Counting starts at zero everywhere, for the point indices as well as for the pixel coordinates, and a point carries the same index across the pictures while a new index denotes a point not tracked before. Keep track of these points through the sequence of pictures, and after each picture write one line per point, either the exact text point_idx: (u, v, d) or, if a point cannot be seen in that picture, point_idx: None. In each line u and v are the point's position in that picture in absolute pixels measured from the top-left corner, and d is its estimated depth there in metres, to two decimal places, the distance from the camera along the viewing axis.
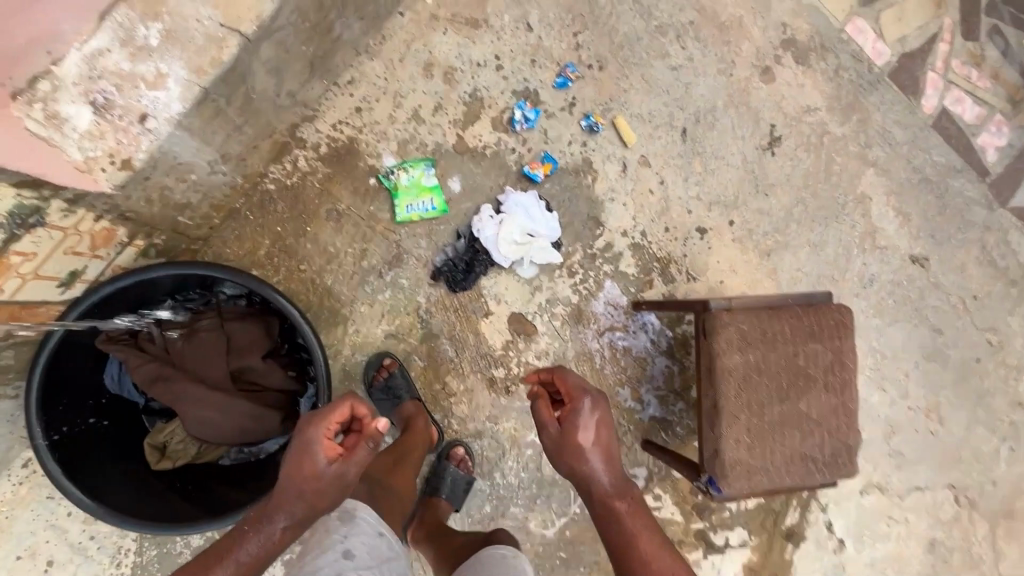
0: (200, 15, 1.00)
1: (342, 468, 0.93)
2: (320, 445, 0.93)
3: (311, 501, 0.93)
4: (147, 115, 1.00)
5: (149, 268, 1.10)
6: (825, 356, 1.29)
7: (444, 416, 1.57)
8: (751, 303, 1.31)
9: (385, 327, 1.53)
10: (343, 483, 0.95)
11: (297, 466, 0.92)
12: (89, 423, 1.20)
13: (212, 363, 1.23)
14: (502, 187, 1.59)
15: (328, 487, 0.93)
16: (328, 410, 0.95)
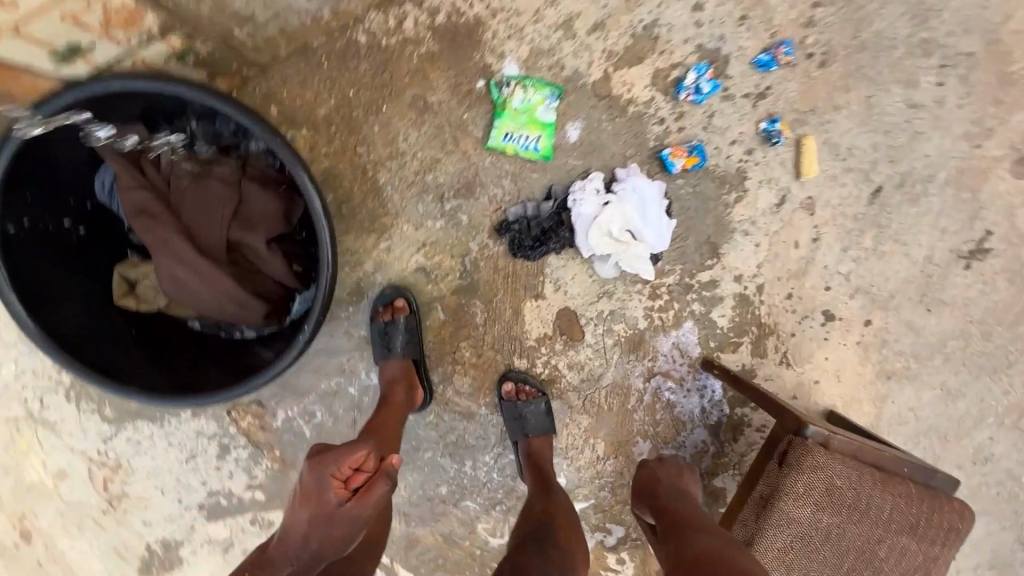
0: None
1: (353, 510, 0.90)
2: (333, 484, 0.91)
3: (325, 543, 0.91)
4: None
5: (172, 82, 0.88)
6: (913, 556, 0.98)
7: (441, 380, 1.35)
8: (855, 452, 0.98)
9: (420, 259, 1.28)
10: (358, 523, 0.91)
11: (309, 505, 0.91)
12: (61, 227, 1.04)
13: (210, 222, 1.02)
14: (626, 160, 1.24)
15: (341, 529, 0.91)
16: (344, 451, 0.93)
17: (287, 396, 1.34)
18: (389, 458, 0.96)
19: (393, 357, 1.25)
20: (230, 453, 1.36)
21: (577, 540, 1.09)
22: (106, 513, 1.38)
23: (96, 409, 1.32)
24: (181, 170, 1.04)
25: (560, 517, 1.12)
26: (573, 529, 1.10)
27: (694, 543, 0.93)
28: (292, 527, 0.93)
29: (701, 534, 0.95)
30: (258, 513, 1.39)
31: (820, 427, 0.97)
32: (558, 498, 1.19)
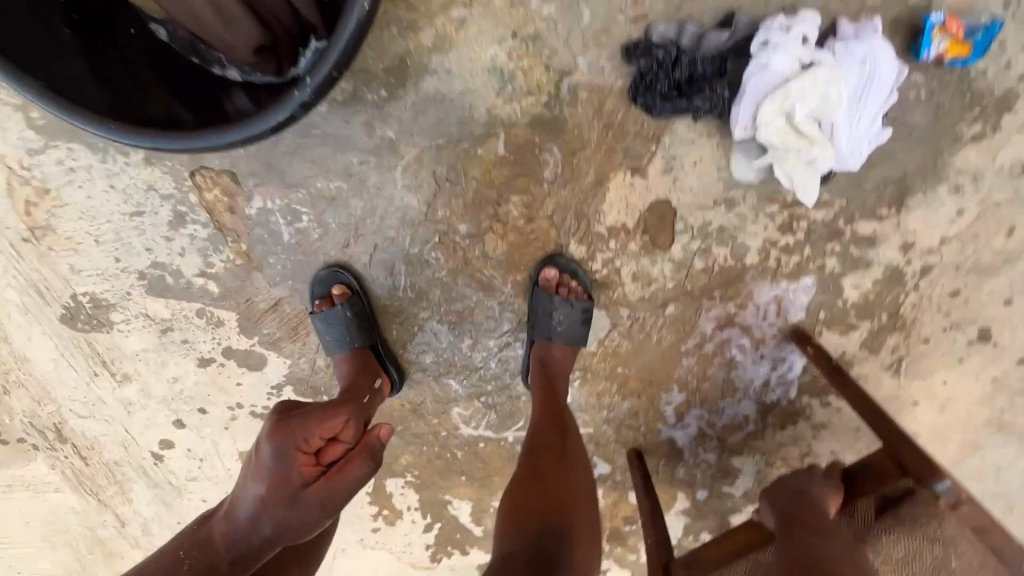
0: None
1: (323, 492, 0.73)
2: (298, 457, 0.74)
3: (280, 532, 0.73)
4: None
5: None
6: None
7: (467, 234, 1.02)
8: (982, 530, 0.73)
9: (501, 55, 0.87)
10: (328, 507, 0.74)
11: (265, 481, 0.73)
12: None
13: None
14: (860, 9, 0.79)
15: (302, 516, 0.73)
16: (318, 418, 0.77)
17: (270, 182, 1.01)
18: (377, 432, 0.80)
19: (342, 351, 1.08)
20: (184, 228, 1.07)
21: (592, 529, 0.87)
22: (26, 243, 1.12)
23: (22, 110, 0.99)
24: None
25: (578, 501, 0.87)
26: (588, 518, 0.87)
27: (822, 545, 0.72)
28: (237, 507, 0.74)
29: (826, 531, 0.75)
30: (207, 306, 1.16)
31: (958, 486, 0.73)
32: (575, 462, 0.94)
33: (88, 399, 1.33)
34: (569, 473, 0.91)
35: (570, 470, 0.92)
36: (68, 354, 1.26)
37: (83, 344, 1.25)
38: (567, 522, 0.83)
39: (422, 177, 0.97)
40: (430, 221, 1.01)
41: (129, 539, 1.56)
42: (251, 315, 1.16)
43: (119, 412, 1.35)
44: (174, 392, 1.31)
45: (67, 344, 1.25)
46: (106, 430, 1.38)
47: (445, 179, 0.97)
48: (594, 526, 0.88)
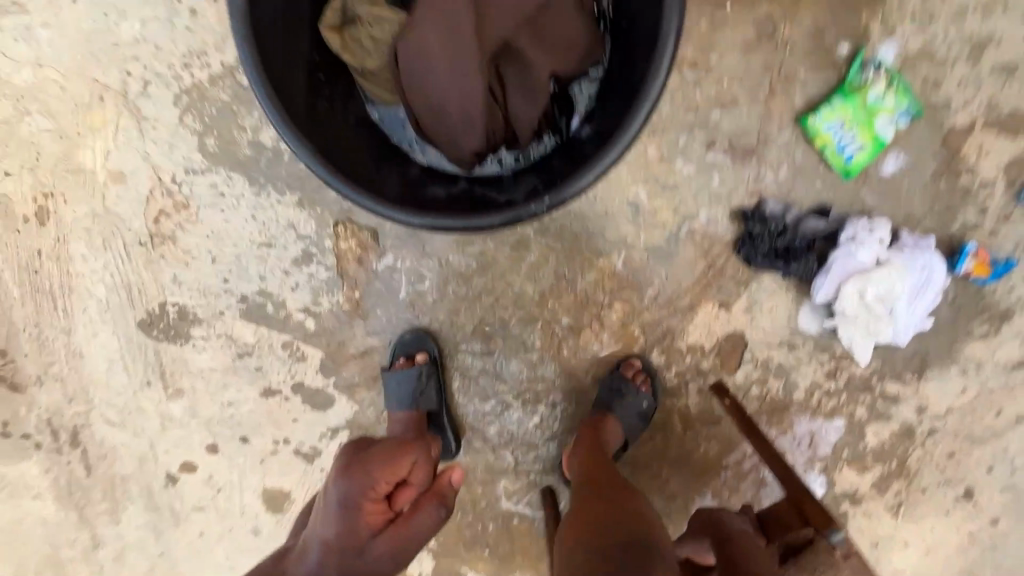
0: None
1: (393, 538, 0.76)
2: (368, 504, 0.77)
3: None
4: None
5: None
6: None
7: (567, 325, 1.15)
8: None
9: (641, 193, 1.06)
10: (397, 555, 0.76)
11: (333, 530, 0.75)
12: None
13: (506, 12, 0.78)
14: (921, 227, 1.03)
15: (372, 566, 0.75)
16: (388, 461, 0.81)
17: (407, 245, 1.12)
18: (445, 474, 0.84)
19: (411, 412, 1.15)
20: (306, 266, 1.15)
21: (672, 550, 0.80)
22: (141, 246, 1.16)
23: (198, 135, 1.07)
24: None
25: (651, 520, 0.83)
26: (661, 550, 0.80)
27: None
28: (305, 558, 0.76)
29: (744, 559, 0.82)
30: (297, 340, 1.21)
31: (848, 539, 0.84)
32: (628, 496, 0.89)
33: (127, 406, 1.30)
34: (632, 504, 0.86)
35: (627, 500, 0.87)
36: (130, 358, 1.25)
37: (151, 351, 1.24)
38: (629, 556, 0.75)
39: (544, 271, 1.12)
40: (539, 308, 1.14)
41: (94, 566, 1.41)
42: (337, 356, 1.21)
43: (152, 426, 1.31)
44: (222, 415, 1.30)
45: (134, 348, 1.24)
46: (127, 440, 1.33)
47: (563, 276, 1.12)
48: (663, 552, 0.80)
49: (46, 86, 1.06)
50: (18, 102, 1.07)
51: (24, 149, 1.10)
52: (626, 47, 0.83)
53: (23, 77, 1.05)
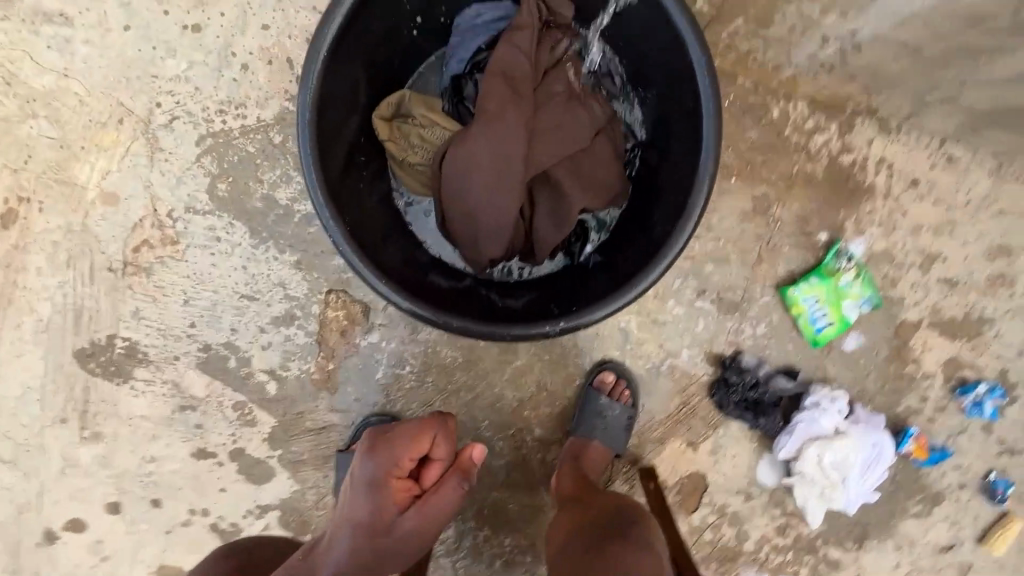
0: None
1: (421, 514, 0.75)
2: (395, 482, 0.76)
3: (379, 562, 0.73)
4: None
5: (700, 43, 0.73)
6: None
7: (539, 436, 1.14)
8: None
9: (632, 323, 1.11)
10: (424, 532, 0.75)
11: (361, 509, 0.74)
12: (413, 31, 0.89)
13: (551, 150, 0.84)
14: (871, 404, 1.13)
15: (401, 543, 0.73)
16: (412, 436, 0.78)
17: (397, 328, 1.10)
18: (468, 449, 0.81)
19: None
20: (285, 327, 1.10)
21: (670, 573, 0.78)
22: (110, 272, 1.08)
23: (212, 177, 1.05)
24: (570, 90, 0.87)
25: (645, 520, 0.85)
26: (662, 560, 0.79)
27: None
28: (333, 540, 0.74)
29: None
30: (251, 402, 1.12)
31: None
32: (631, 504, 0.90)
33: (28, 442, 1.13)
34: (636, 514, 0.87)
35: (627, 508, 0.88)
36: (54, 387, 1.11)
37: (81, 385, 1.12)
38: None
39: (528, 378, 1.12)
40: (515, 415, 1.13)
41: None
42: (290, 427, 1.13)
43: (50, 469, 1.14)
44: (139, 470, 1.15)
45: (60, 378, 1.11)
46: (14, 481, 1.14)
47: (544, 387, 1.12)
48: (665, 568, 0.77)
49: (64, 95, 1.02)
50: (27, 104, 1.02)
51: (16, 150, 1.03)
52: (648, 202, 0.91)
53: (44, 82, 1.02)
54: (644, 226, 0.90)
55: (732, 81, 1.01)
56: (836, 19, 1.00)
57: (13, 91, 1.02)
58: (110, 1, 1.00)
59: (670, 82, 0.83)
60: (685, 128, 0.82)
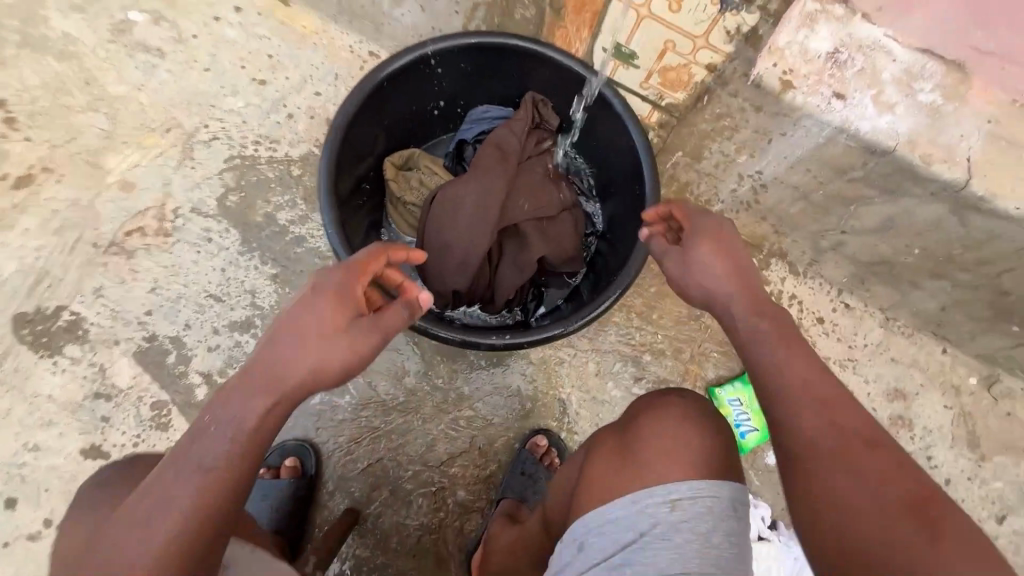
0: (961, 145, 0.86)
1: (375, 323, 0.66)
2: (348, 291, 0.67)
3: (322, 373, 0.62)
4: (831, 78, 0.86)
5: (647, 146, 0.95)
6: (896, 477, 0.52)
7: (462, 499, 1.08)
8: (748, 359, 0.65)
9: (572, 397, 1.16)
10: (376, 340, 0.66)
11: (310, 317, 0.63)
12: (435, 109, 1.12)
13: (523, 208, 1.02)
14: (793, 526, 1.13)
15: (351, 353, 0.64)
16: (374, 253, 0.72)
17: None
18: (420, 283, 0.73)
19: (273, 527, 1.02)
20: (239, 333, 1.12)
21: (766, 317, 0.65)
22: (91, 247, 1.13)
23: (226, 189, 1.18)
24: (547, 173, 1.08)
25: (644, 421, 0.79)
26: (751, 280, 0.69)
27: (826, 404, 0.57)
28: (266, 361, 0.61)
29: (798, 353, 0.61)
30: (173, 404, 1.07)
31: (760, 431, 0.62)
32: (707, 219, 0.74)
33: None
34: (719, 231, 0.73)
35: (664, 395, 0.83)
36: None
37: (3, 349, 1.07)
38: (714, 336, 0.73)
39: (463, 431, 1.11)
40: (441, 470, 1.09)
41: None
42: None
43: None
44: (15, 458, 1.03)
45: None
46: None
47: (477, 444, 1.11)
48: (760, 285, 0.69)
49: (129, 102, 1.21)
50: (94, 101, 1.20)
51: (65, 131, 1.18)
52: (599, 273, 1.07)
53: (118, 90, 1.21)
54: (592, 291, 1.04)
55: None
56: (748, 159, 1.04)
57: (88, 90, 1.21)
58: (203, 51, 1.25)
59: (626, 179, 1.04)
60: (633, 214, 1.01)
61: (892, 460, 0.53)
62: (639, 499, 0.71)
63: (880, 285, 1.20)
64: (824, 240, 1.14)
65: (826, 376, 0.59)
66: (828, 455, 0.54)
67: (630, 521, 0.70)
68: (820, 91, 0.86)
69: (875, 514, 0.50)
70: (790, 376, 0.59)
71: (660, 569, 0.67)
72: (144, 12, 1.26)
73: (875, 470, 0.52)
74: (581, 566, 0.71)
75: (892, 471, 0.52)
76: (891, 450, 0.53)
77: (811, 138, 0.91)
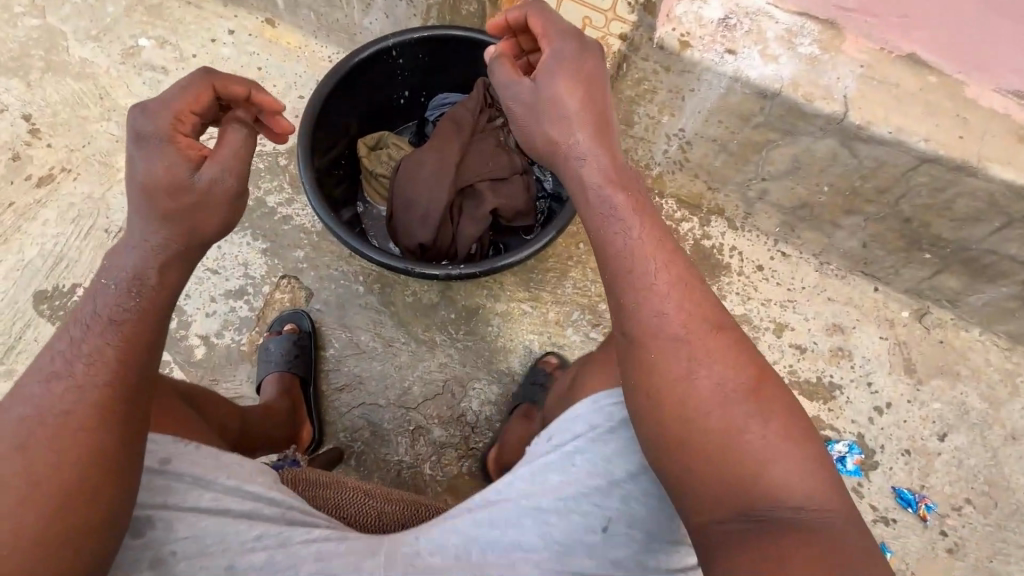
0: (836, 85, 1.02)
1: (220, 159, 0.73)
2: (183, 140, 0.73)
3: (188, 214, 0.72)
4: (723, 36, 1.02)
5: None
6: (726, 356, 0.72)
7: (437, 438, 1.19)
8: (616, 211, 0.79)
9: (536, 343, 1.27)
10: (228, 175, 0.74)
11: (153, 168, 0.71)
12: (401, 97, 1.30)
13: (477, 169, 1.17)
14: None
15: (206, 191, 0.72)
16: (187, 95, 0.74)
17: (330, 315, 1.25)
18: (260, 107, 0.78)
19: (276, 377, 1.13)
20: (233, 300, 1.25)
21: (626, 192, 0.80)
22: (103, 233, 1.28)
23: None
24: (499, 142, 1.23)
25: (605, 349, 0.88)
26: (605, 129, 0.83)
27: (679, 297, 0.74)
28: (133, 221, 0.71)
29: (659, 253, 0.76)
30: (174, 363, 1.20)
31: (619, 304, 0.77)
32: (563, 45, 0.83)
33: None
34: (581, 66, 0.83)
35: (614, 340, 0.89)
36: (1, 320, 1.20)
37: (26, 323, 1.21)
38: (553, 165, 0.86)
39: (436, 376, 1.23)
40: (417, 412, 1.20)
41: None
42: None
43: None
44: None
45: (10, 314, 1.21)
46: None
47: (449, 388, 1.22)
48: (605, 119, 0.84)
49: None
50: (107, 112, 1.38)
51: (81, 138, 1.35)
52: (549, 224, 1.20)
53: (127, 102, 1.40)
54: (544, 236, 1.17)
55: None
56: (671, 120, 1.20)
57: (101, 103, 1.39)
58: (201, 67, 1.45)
59: None
60: None
61: (725, 344, 0.73)
62: (600, 398, 0.78)
63: (808, 230, 1.33)
64: (751, 190, 1.29)
65: (682, 269, 0.76)
66: (679, 344, 0.72)
67: (588, 418, 0.77)
68: (714, 49, 1.02)
69: (714, 395, 0.70)
70: (654, 277, 0.75)
71: (607, 461, 0.74)
72: (150, 38, 1.46)
73: (716, 356, 0.72)
74: (541, 455, 0.77)
75: (726, 353, 0.72)
76: (726, 333, 0.74)
77: (714, 89, 1.07)
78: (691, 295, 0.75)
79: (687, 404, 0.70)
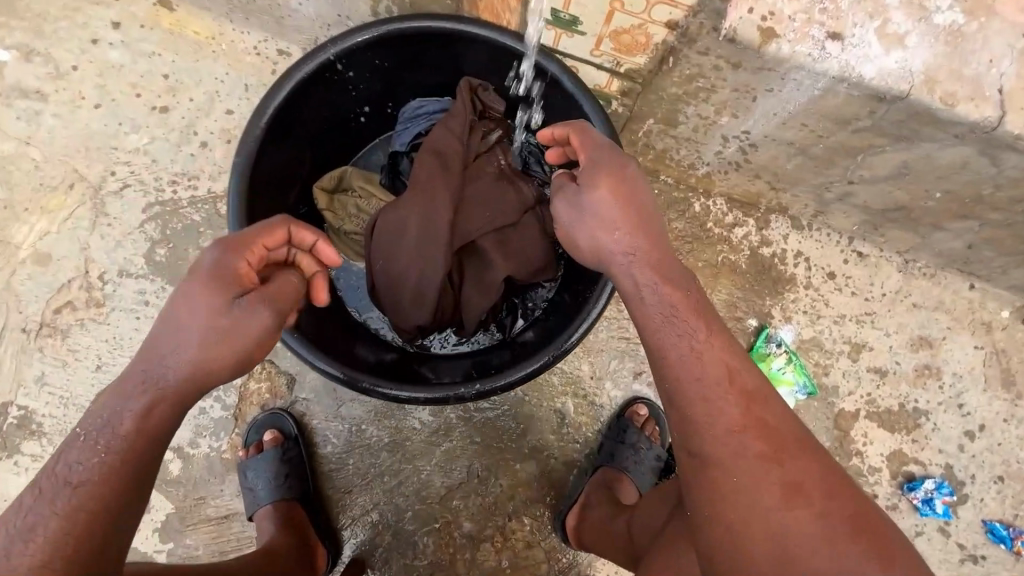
0: (988, 73, 0.69)
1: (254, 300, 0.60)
2: (228, 271, 0.61)
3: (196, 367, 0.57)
4: (826, 12, 0.68)
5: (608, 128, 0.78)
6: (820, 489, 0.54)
7: (469, 533, 1.03)
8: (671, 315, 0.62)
9: (570, 404, 1.07)
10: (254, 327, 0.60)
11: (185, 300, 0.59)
12: (356, 115, 0.96)
13: (478, 220, 0.88)
14: None
15: (225, 338, 0.58)
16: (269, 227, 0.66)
17: (320, 404, 1.04)
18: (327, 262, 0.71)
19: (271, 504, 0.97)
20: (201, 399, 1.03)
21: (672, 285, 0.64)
22: (22, 332, 1.03)
23: (151, 242, 1.05)
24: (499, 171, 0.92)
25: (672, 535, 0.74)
26: (646, 218, 0.69)
27: (748, 401, 0.58)
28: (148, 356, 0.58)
29: (720, 345, 0.61)
30: None
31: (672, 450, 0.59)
32: (604, 152, 0.71)
33: None
34: (621, 170, 0.69)
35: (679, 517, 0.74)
36: None
37: None
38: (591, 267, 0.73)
39: (458, 463, 1.04)
40: (442, 505, 1.03)
41: None
42: (187, 516, 1.01)
43: None
44: None
45: None
46: None
47: (475, 473, 1.04)
48: (656, 224, 0.70)
49: (20, 160, 1.06)
50: None
51: None
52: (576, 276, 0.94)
53: (4, 147, 1.07)
54: (575, 298, 0.91)
55: (656, 177, 1.09)
56: (731, 119, 0.88)
57: None
58: (87, 83, 1.08)
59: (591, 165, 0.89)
60: None
61: (812, 461, 0.55)
62: None
63: (895, 229, 1.06)
64: (830, 192, 0.99)
65: (747, 381, 0.59)
66: (760, 459, 0.55)
67: None
68: (811, 34, 0.68)
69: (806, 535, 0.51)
70: (719, 372, 0.59)
71: None
72: (9, 49, 1.08)
73: (808, 481, 0.54)
74: None
75: (819, 477, 0.54)
76: (810, 449, 0.56)
77: (803, 90, 0.75)
78: (761, 412, 0.58)
79: (773, 540, 0.52)
